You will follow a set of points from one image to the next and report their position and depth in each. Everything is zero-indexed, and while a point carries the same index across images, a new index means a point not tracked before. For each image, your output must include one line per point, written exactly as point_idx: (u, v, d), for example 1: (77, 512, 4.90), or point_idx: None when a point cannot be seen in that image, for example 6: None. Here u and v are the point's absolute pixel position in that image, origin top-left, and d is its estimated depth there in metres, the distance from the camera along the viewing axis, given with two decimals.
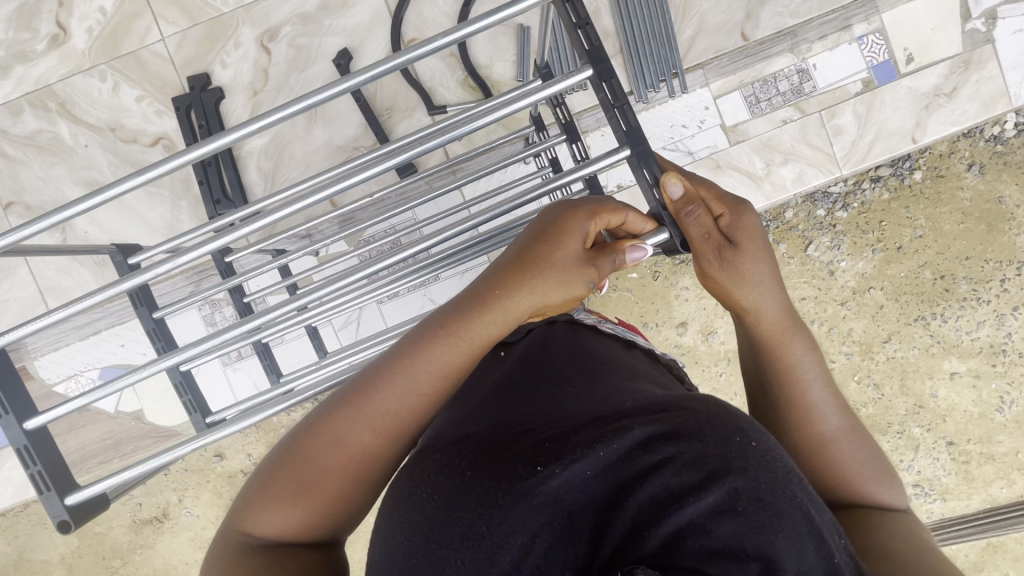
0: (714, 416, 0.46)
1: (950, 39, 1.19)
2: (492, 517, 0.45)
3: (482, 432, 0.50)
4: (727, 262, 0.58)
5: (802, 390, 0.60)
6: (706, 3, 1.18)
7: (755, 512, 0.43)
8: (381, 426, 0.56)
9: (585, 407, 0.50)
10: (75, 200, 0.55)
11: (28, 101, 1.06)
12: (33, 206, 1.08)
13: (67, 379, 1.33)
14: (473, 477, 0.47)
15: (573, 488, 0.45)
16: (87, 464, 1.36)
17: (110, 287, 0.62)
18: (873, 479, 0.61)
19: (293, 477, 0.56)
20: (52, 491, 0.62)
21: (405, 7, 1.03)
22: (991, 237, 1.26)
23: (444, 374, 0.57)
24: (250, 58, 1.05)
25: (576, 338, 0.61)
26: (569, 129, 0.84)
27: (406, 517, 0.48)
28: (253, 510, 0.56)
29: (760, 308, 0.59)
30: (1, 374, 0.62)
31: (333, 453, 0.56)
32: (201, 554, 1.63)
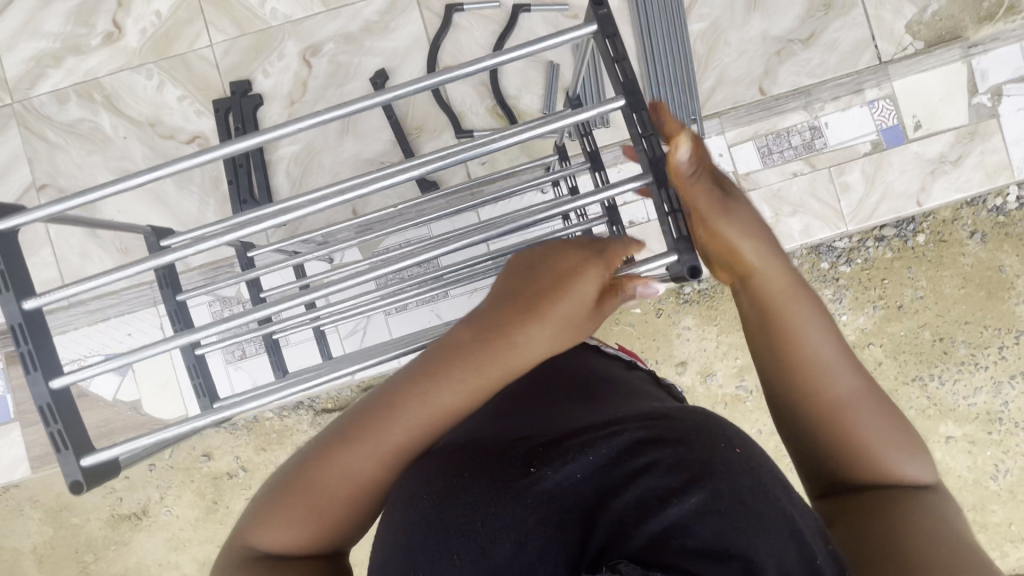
0: (700, 423, 0.50)
1: (957, 110, 1.25)
2: (486, 514, 0.47)
3: (485, 437, 0.55)
4: (728, 211, 0.56)
5: (808, 353, 0.56)
6: (727, 57, 1.24)
7: (737, 512, 0.44)
8: (391, 455, 0.55)
9: (580, 419, 0.55)
10: (108, 182, 0.56)
11: (75, 92, 1.11)
12: (65, 190, 1.11)
13: (69, 362, 1.34)
14: (469, 479, 0.50)
15: (565, 489, 0.49)
16: None
17: (146, 261, 0.62)
18: (896, 456, 0.55)
19: (301, 496, 0.54)
20: (70, 450, 0.61)
21: (443, 35, 1.09)
22: (990, 303, 1.29)
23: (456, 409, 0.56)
24: (291, 70, 1.11)
25: (583, 357, 0.70)
26: (594, 158, 0.87)
27: (405, 516, 0.50)
28: (257, 524, 0.55)
29: (763, 265, 0.56)
30: (34, 330, 0.62)
31: (343, 477, 0.54)
32: (175, 556, 1.61)
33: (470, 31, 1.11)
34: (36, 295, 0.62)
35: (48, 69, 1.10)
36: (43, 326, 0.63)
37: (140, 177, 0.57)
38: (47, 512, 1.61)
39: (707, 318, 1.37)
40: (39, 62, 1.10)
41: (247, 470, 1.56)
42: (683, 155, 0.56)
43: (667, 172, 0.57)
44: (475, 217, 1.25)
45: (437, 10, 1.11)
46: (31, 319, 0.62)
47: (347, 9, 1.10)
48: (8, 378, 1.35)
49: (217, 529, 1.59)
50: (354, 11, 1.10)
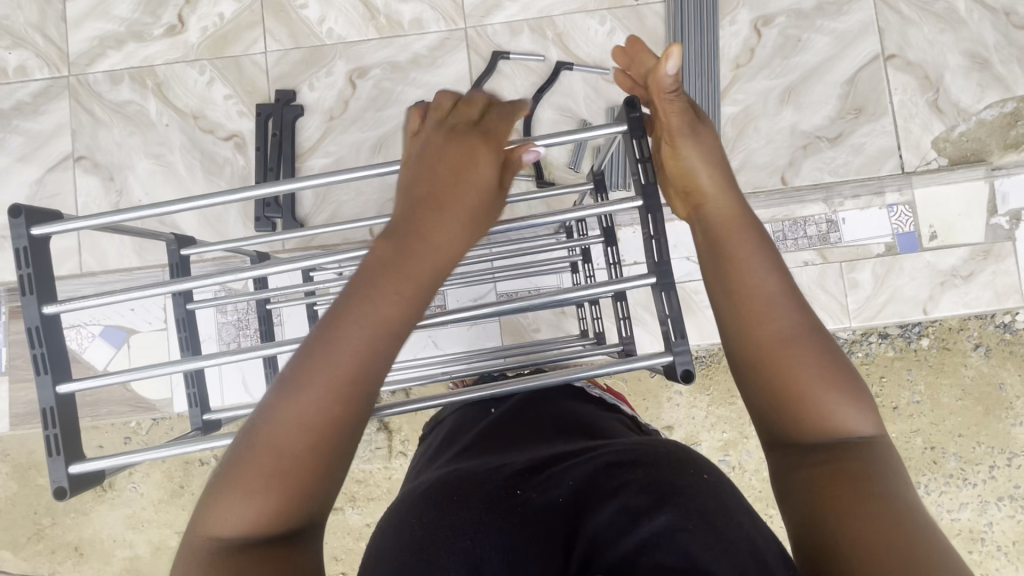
0: (671, 454, 0.55)
1: (975, 226, 1.26)
2: (476, 533, 0.51)
3: (474, 464, 0.61)
4: (699, 139, 0.60)
5: (753, 286, 0.53)
6: (756, 143, 1.25)
7: (702, 528, 0.46)
8: (337, 387, 0.50)
9: (559, 448, 0.62)
10: (169, 202, 0.59)
11: (129, 75, 1.16)
12: (100, 164, 1.15)
13: (70, 328, 1.36)
14: (457, 503, 0.54)
15: (548, 512, 0.53)
16: None
17: (168, 285, 0.65)
18: (835, 397, 0.50)
19: (257, 463, 0.48)
20: (60, 456, 0.60)
21: (486, 80, 1.14)
22: (986, 419, 1.28)
23: (392, 316, 0.52)
24: (335, 88, 1.15)
25: (564, 403, 0.77)
26: (609, 235, 0.92)
27: (396, 539, 0.53)
28: (216, 509, 0.48)
29: (714, 189, 0.59)
30: (50, 332, 0.61)
31: (295, 424, 0.49)
32: (131, 534, 1.63)
33: (512, 79, 1.15)
34: (56, 301, 0.61)
35: (109, 49, 1.16)
36: (60, 331, 0.62)
37: (166, 207, 0.59)
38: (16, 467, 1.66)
39: (700, 387, 1.37)
40: (102, 42, 1.16)
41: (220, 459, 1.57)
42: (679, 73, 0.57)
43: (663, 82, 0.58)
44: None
45: (484, 55, 1.15)
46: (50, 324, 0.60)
47: (399, 40, 1.15)
48: (7, 332, 1.37)
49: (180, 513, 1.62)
50: (406, 43, 1.15)
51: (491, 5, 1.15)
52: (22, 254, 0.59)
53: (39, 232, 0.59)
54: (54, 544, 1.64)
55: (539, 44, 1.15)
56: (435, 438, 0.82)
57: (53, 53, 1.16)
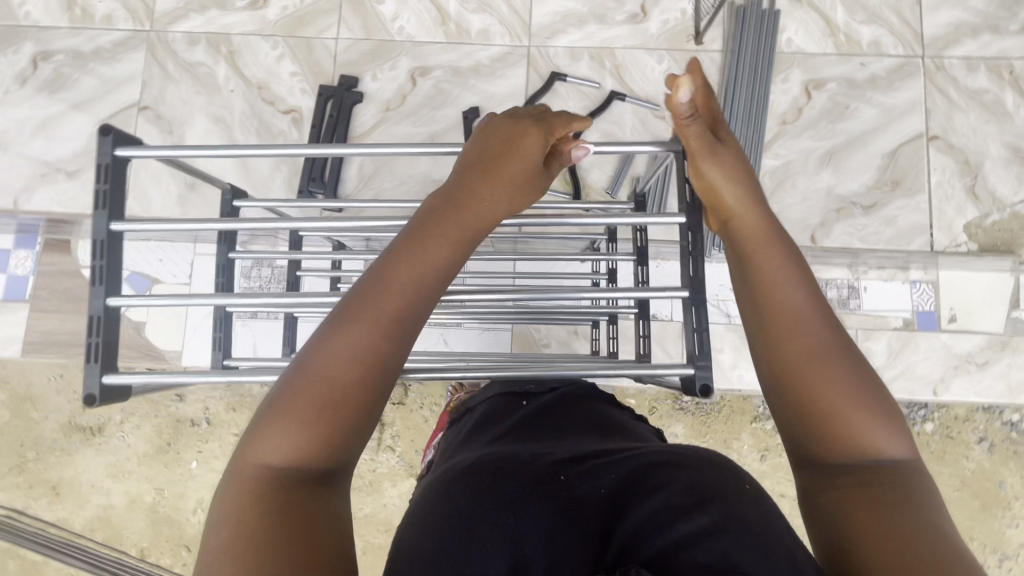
0: (713, 461, 0.60)
1: (995, 316, 1.27)
2: (516, 510, 0.57)
3: (512, 451, 0.68)
4: (719, 157, 0.61)
5: (787, 303, 0.55)
6: (790, 199, 1.27)
7: (742, 533, 0.50)
8: (386, 326, 0.52)
9: (597, 447, 0.69)
10: (250, 145, 0.63)
11: (206, 39, 1.22)
12: (162, 116, 1.20)
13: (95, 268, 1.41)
14: (500, 481, 0.61)
15: (588, 501, 0.59)
16: (69, 350, 1.39)
17: (223, 222, 0.69)
18: (864, 418, 0.51)
19: (306, 394, 0.50)
20: (98, 363, 0.62)
21: (539, 98, 1.18)
22: (982, 515, 1.26)
23: (439, 269, 0.55)
24: (396, 82, 1.20)
25: (600, 408, 0.84)
26: (640, 252, 0.92)
27: (439, 508, 0.59)
28: (263, 440, 0.49)
29: (743, 205, 0.60)
30: (112, 248, 0.63)
31: (345, 359, 0.51)
32: (109, 483, 1.81)
33: (565, 101, 1.19)
34: (122, 219, 0.64)
35: (192, 13, 1.22)
36: (120, 248, 0.64)
37: (252, 150, 0.63)
38: (12, 397, 1.83)
39: (697, 431, 1.37)
40: (186, 5, 1.22)
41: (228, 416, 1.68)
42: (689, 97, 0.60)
43: (675, 111, 0.60)
44: (509, 265, 1.39)
45: (543, 73, 1.20)
46: (113, 240, 0.63)
47: (464, 47, 1.20)
48: (38, 262, 1.41)
49: (158, 469, 1.80)
50: (470, 51, 1.20)
51: (557, 29, 1.21)
52: (103, 170, 0.62)
53: (123, 153, 0.62)
54: (34, 479, 1.82)
55: (596, 71, 1.19)
56: (467, 423, 0.87)
57: (140, 8, 1.22)
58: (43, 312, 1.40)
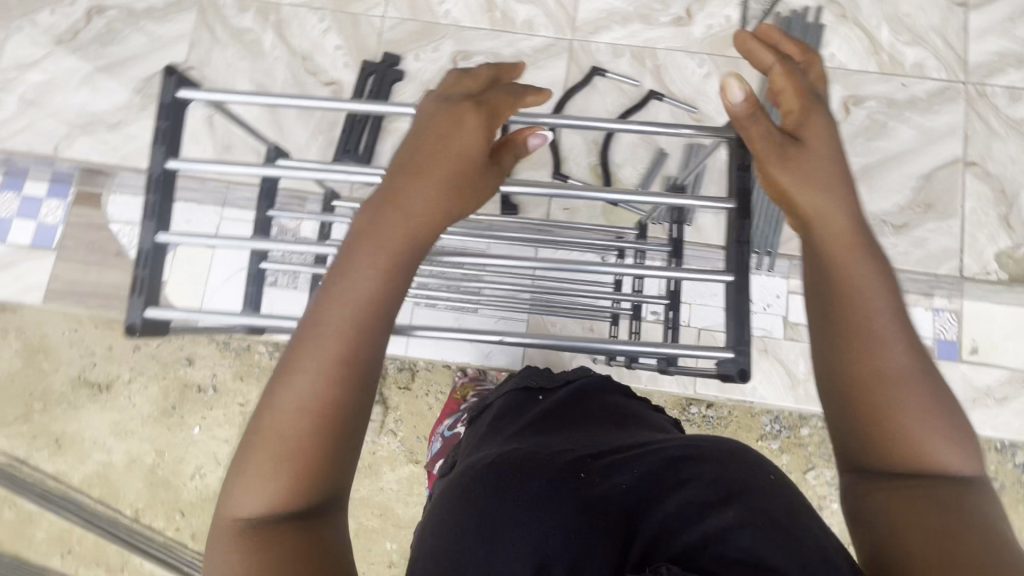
0: (733, 455, 0.61)
1: (1016, 352, 1.25)
2: (545, 506, 0.59)
3: (534, 446, 0.69)
4: (791, 160, 0.55)
5: (866, 316, 0.51)
6: None
7: (770, 527, 0.50)
8: (324, 368, 0.51)
9: (618, 441, 0.70)
10: (309, 96, 0.64)
11: (256, 6, 1.24)
12: (206, 78, 1.22)
13: (121, 224, 1.41)
14: (524, 477, 0.62)
15: (611, 498, 0.60)
16: (89, 301, 1.41)
17: (266, 169, 0.69)
18: (933, 436, 0.48)
19: (265, 443, 0.50)
20: (144, 295, 0.63)
21: (578, 90, 1.19)
22: None
23: (371, 295, 0.53)
24: (438, 64, 1.21)
25: (616, 400, 0.87)
26: (676, 244, 0.97)
27: (468, 504, 0.63)
28: (238, 490, 0.51)
29: (818, 208, 0.54)
30: (165, 187, 0.65)
31: (297, 403, 0.51)
32: (111, 440, 1.81)
33: (603, 96, 1.19)
34: (177, 158, 0.65)
35: None
36: (172, 187, 0.66)
37: (310, 101, 0.64)
38: (25, 347, 1.85)
39: None
40: None
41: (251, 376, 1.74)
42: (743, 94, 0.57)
43: (730, 113, 0.58)
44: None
45: (583, 68, 1.21)
46: (168, 177, 0.64)
47: (508, 35, 1.22)
48: (65, 213, 1.42)
49: (161, 431, 1.81)
50: (513, 40, 1.22)
51: (601, 25, 1.22)
52: (163, 108, 0.64)
53: (184, 95, 0.64)
54: (38, 430, 1.83)
55: (636, 69, 1.20)
56: (485, 419, 0.90)
57: None
58: (67, 261, 1.42)
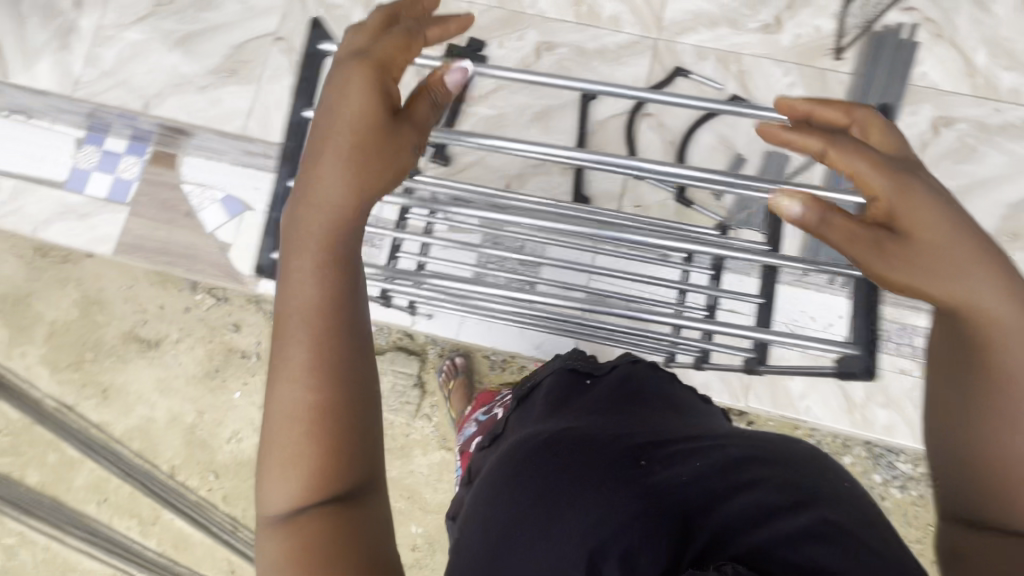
0: (800, 461, 0.59)
1: None
2: (605, 492, 0.57)
3: (591, 429, 0.67)
4: (891, 253, 0.55)
5: (1009, 396, 0.55)
6: None
7: (844, 540, 0.48)
8: (299, 375, 0.57)
9: (675, 433, 0.67)
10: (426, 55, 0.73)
11: None
12: None
13: (194, 185, 1.45)
14: (586, 462, 0.60)
15: (672, 490, 0.56)
16: (157, 258, 1.45)
17: None
18: None
19: (275, 447, 0.57)
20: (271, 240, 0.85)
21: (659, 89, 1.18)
22: None
23: (317, 298, 0.60)
24: (521, 52, 1.22)
25: (672, 393, 0.85)
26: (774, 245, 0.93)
27: (518, 484, 0.62)
28: (262, 497, 0.57)
29: (970, 297, 0.55)
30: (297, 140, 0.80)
31: (289, 409, 0.57)
32: (156, 396, 1.87)
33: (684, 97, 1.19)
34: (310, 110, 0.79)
35: None
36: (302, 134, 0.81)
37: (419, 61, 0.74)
38: (83, 298, 1.91)
39: None
40: None
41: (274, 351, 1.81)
42: (804, 206, 0.58)
43: (800, 227, 0.59)
44: (589, 258, 1.38)
45: (666, 67, 1.20)
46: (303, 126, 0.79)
47: (593, 29, 1.22)
48: (142, 171, 1.48)
49: (204, 392, 1.85)
50: (598, 34, 1.22)
51: (687, 26, 1.21)
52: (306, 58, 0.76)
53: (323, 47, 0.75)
54: (88, 380, 1.89)
55: (720, 73, 1.19)
56: (534, 399, 0.88)
57: None
58: (138, 218, 1.46)
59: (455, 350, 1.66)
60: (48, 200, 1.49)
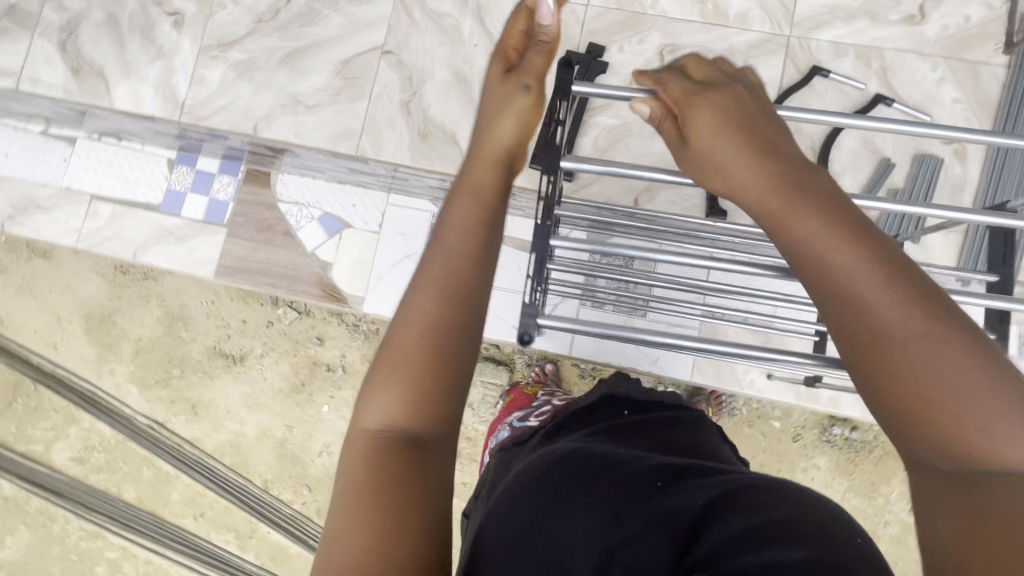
0: (803, 498, 0.53)
1: None
2: (604, 501, 0.60)
3: (605, 451, 0.69)
4: (694, 152, 0.65)
5: (845, 278, 0.52)
6: None
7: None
8: (433, 282, 0.66)
9: (685, 465, 0.67)
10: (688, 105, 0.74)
11: None
12: None
13: (292, 204, 1.43)
14: (590, 476, 0.63)
15: (672, 516, 0.57)
16: (260, 279, 1.43)
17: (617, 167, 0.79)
18: (909, 362, 0.48)
19: (398, 346, 0.63)
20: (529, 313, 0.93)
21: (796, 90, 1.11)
22: None
23: (467, 226, 0.69)
24: (644, 56, 1.16)
25: (705, 437, 0.81)
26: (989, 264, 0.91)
27: (530, 489, 0.64)
28: (369, 396, 0.61)
29: (760, 189, 0.59)
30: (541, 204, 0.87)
31: (404, 325, 0.64)
32: (245, 412, 1.85)
33: (822, 97, 1.12)
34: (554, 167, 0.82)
35: None
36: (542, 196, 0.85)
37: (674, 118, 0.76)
38: (165, 314, 1.88)
39: (845, 468, 1.48)
40: None
41: (346, 369, 1.80)
42: (650, 107, 0.70)
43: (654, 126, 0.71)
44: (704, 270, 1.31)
45: (801, 67, 1.13)
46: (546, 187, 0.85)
47: (720, 29, 1.15)
48: (238, 190, 1.45)
49: (291, 407, 1.83)
50: (725, 34, 1.15)
51: (822, 21, 1.13)
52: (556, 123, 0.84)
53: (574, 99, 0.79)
54: (176, 396, 1.88)
55: (861, 71, 1.12)
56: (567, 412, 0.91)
57: None
58: (239, 239, 1.44)
59: (543, 357, 1.58)
60: (146, 223, 1.47)
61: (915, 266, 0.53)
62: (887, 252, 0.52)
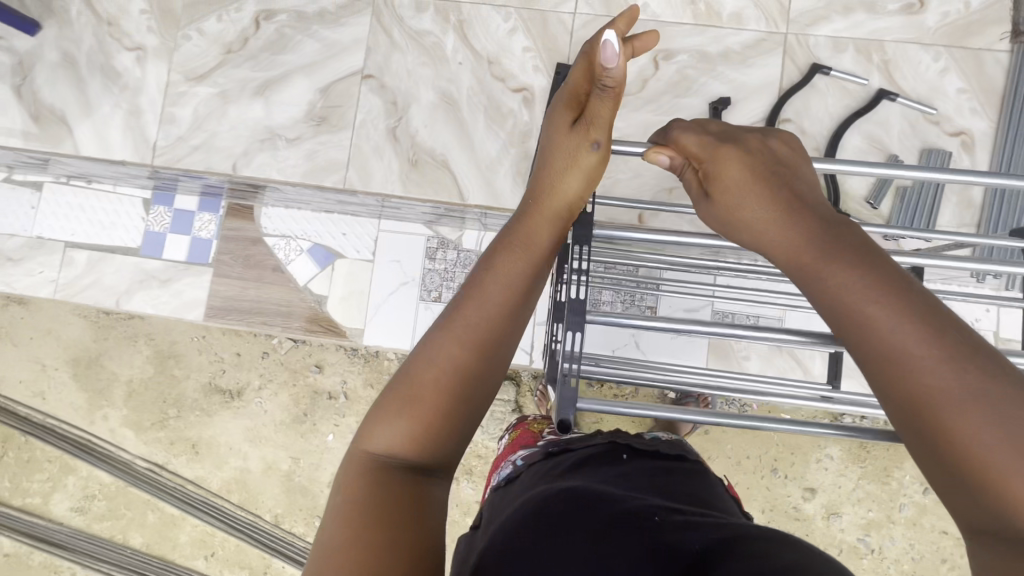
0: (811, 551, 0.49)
1: None
2: (607, 537, 0.56)
3: (602, 487, 0.65)
4: (720, 195, 0.65)
5: (878, 326, 0.51)
6: None
7: None
8: (458, 333, 0.63)
9: (693, 509, 0.63)
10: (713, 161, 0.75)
11: None
12: None
13: (280, 238, 1.37)
14: (589, 511, 0.59)
15: (677, 552, 0.53)
16: (253, 318, 1.37)
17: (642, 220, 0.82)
18: (951, 417, 0.46)
19: (405, 390, 0.61)
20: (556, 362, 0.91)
21: (797, 91, 1.08)
22: None
23: (505, 285, 0.66)
24: (637, 64, 1.11)
25: (707, 482, 0.77)
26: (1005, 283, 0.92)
27: (523, 528, 0.60)
28: (369, 430, 0.60)
29: (793, 236, 0.59)
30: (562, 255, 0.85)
31: (420, 373, 0.61)
32: (247, 447, 1.79)
33: (824, 96, 1.09)
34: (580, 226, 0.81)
35: None
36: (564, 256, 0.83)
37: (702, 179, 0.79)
38: (156, 353, 1.82)
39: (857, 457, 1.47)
40: None
41: (347, 397, 1.75)
42: (670, 158, 0.71)
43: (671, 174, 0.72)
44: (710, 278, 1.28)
45: (801, 65, 1.09)
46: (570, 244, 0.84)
47: (714, 30, 1.10)
48: (220, 226, 1.39)
49: (293, 438, 1.78)
50: (721, 35, 1.10)
51: (819, 15, 1.09)
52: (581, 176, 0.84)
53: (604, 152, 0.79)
54: (174, 437, 1.81)
55: (862, 66, 1.08)
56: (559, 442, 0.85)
57: None
58: (226, 278, 1.38)
59: None
60: (126, 268, 1.40)
61: (953, 314, 0.51)
62: (927, 305, 0.51)
